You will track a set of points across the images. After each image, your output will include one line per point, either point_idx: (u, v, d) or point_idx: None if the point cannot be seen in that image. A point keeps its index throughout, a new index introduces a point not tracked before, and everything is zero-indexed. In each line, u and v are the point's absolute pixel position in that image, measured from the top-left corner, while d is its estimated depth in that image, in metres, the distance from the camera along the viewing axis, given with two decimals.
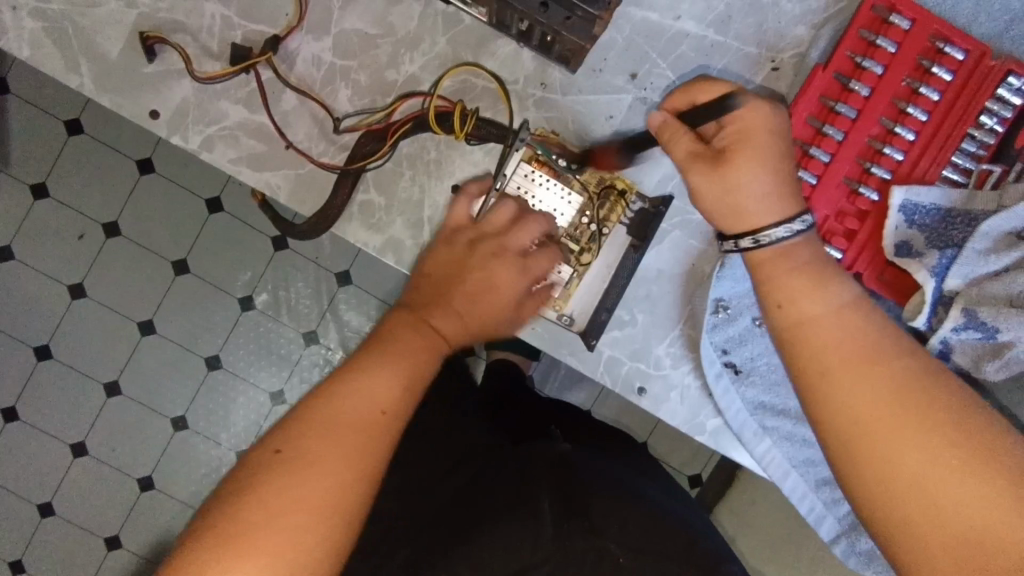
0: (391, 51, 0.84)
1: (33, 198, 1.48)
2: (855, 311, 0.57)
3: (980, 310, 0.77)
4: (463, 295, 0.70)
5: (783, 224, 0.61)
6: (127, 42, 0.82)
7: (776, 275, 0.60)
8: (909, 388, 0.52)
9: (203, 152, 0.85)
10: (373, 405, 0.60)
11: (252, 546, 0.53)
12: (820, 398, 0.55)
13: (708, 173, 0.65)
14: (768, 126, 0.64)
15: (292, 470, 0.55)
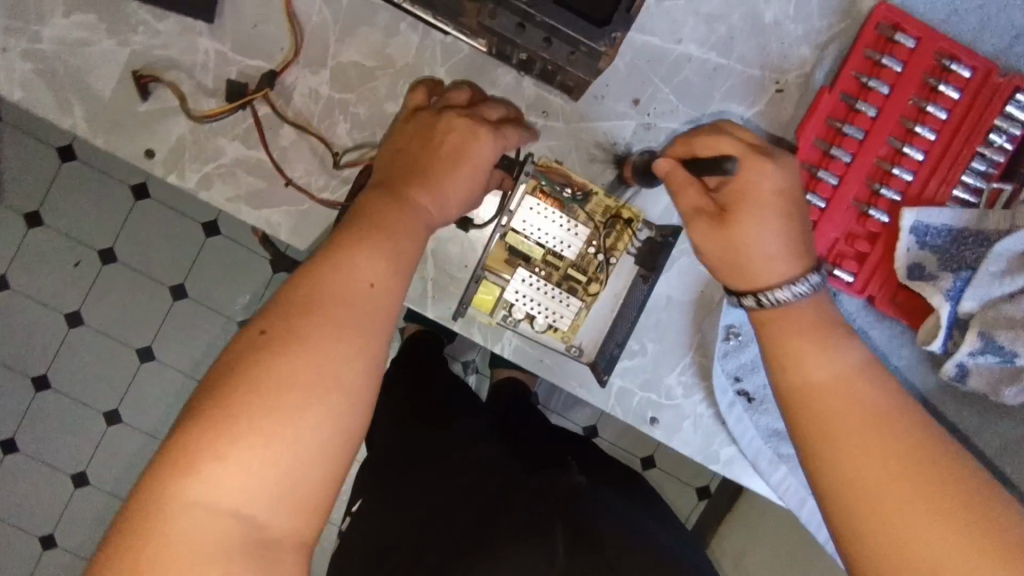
0: (390, 83, 0.83)
1: (28, 227, 1.46)
2: (864, 376, 0.56)
3: (996, 333, 0.76)
4: (439, 158, 0.66)
5: (788, 285, 0.60)
6: (120, 80, 0.81)
7: (783, 331, 0.60)
8: (923, 457, 0.50)
9: (201, 191, 0.84)
10: (363, 277, 0.55)
11: (244, 429, 0.47)
12: (826, 456, 0.53)
13: (710, 229, 0.63)
14: (768, 185, 0.62)
15: (282, 348, 0.50)
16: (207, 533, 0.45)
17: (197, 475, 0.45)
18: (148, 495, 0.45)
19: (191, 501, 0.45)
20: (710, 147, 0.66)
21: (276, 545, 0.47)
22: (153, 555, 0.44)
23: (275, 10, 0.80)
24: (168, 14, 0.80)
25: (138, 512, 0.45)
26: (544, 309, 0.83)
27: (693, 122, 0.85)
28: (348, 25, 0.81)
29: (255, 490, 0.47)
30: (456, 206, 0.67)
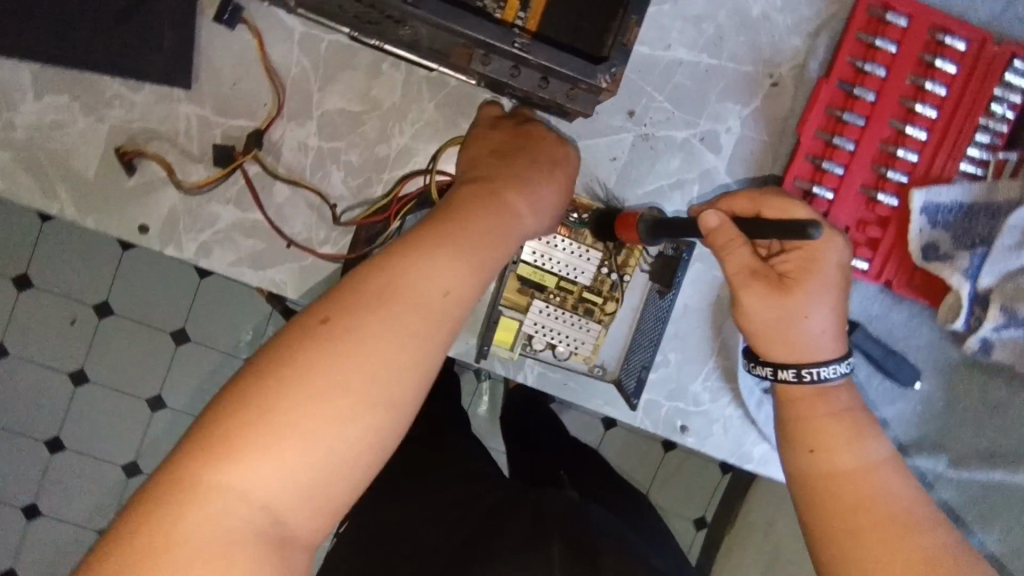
0: (379, 126, 0.81)
1: (17, 292, 1.41)
2: (888, 470, 0.61)
3: (1019, 306, 0.76)
4: (525, 158, 0.67)
5: (830, 363, 0.65)
6: (102, 158, 0.78)
7: (808, 412, 0.66)
8: (937, 561, 0.55)
9: (200, 259, 0.82)
10: (438, 286, 0.52)
11: (291, 428, 0.46)
12: (841, 534, 0.59)
13: (767, 294, 0.66)
14: (834, 261, 0.66)
15: (342, 347, 0.48)
16: (234, 520, 0.44)
17: (236, 459, 0.44)
18: (186, 463, 0.45)
19: (225, 483, 0.44)
20: (780, 210, 0.65)
21: (292, 546, 0.47)
22: (180, 526, 0.43)
23: (253, 67, 0.78)
24: (144, 84, 0.77)
25: (175, 475, 0.44)
26: (565, 336, 0.82)
27: (691, 127, 0.84)
28: (329, 71, 0.79)
29: (287, 490, 0.46)
30: (548, 208, 0.66)
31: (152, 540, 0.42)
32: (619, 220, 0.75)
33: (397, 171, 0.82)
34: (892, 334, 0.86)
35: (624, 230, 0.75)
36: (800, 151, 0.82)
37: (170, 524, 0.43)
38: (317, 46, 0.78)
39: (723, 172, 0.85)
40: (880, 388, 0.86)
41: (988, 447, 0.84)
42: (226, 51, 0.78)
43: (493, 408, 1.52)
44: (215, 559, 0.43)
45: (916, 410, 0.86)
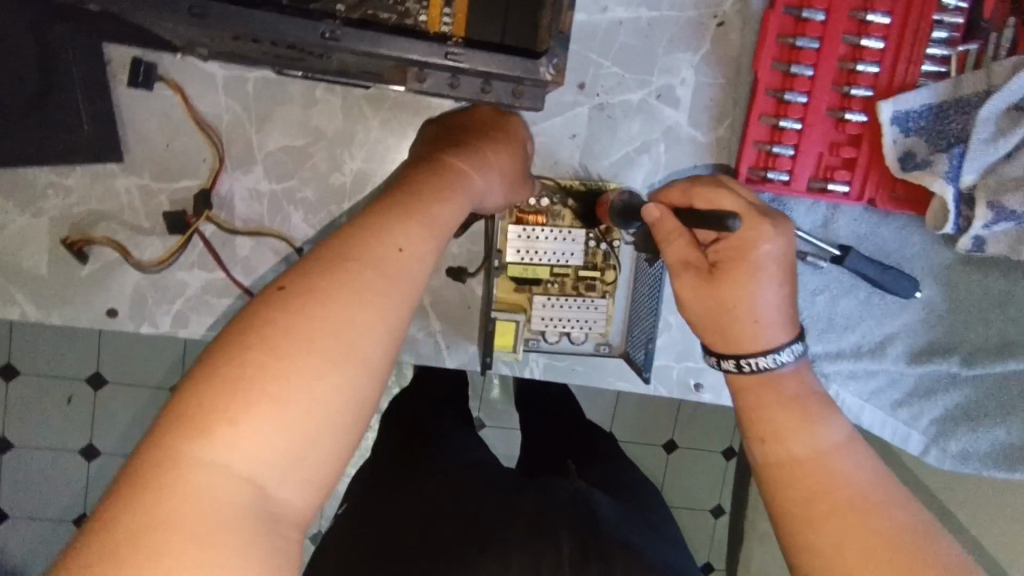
0: (328, 155, 0.77)
1: (5, 382, 1.38)
2: (843, 454, 0.52)
3: (1006, 200, 0.73)
4: (472, 135, 0.64)
5: (772, 352, 0.56)
6: (52, 251, 0.75)
7: (763, 403, 0.56)
8: (895, 545, 0.47)
9: (179, 330, 0.79)
10: (391, 240, 0.45)
11: (262, 392, 0.38)
12: (831, 561, 0.48)
13: (698, 286, 0.59)
14: (770, 248, 0.57)
15: (306, 305, 0.41)
16: (217, 498, 0.36)
17: (211, 431, 0.37)
18: (157, 444, 0.37)
19: (201, 459, 0.36)
20: (709, 200, 0.59)
21: (285, 525, 0.38)
22: (161, 511, 0.35)
23: (183, 124, 0.74)
24: (73, 167, 0.73)
25: (147, 457, 0.37)
26: (576, 320, 0.82)
27: (644, 87, 0.81)
28: (262, 110, 0.75)
29: (270, 460, 0.38)
30: (497, 180, 0.62)
31: (127, 532, 0.34)
32: (599, 205, 0.76)
33: (357, 198, 0.78)
34: (883, 250, 0.86)
35: (603, 216, 0.76)
36: (759, 88, 0.79)
37: (146, 511, 0.35)
38: (243, 87, 0.74)
39: (687, 126, 0.82)
40: (881, 304, 0.87)
41: (999, 341, 0.84)
42: (150, 113, 0.73)
43: (505, 390, 1.53)
44: (201, 543, 0.35)
45: (920, 317, 0.87)
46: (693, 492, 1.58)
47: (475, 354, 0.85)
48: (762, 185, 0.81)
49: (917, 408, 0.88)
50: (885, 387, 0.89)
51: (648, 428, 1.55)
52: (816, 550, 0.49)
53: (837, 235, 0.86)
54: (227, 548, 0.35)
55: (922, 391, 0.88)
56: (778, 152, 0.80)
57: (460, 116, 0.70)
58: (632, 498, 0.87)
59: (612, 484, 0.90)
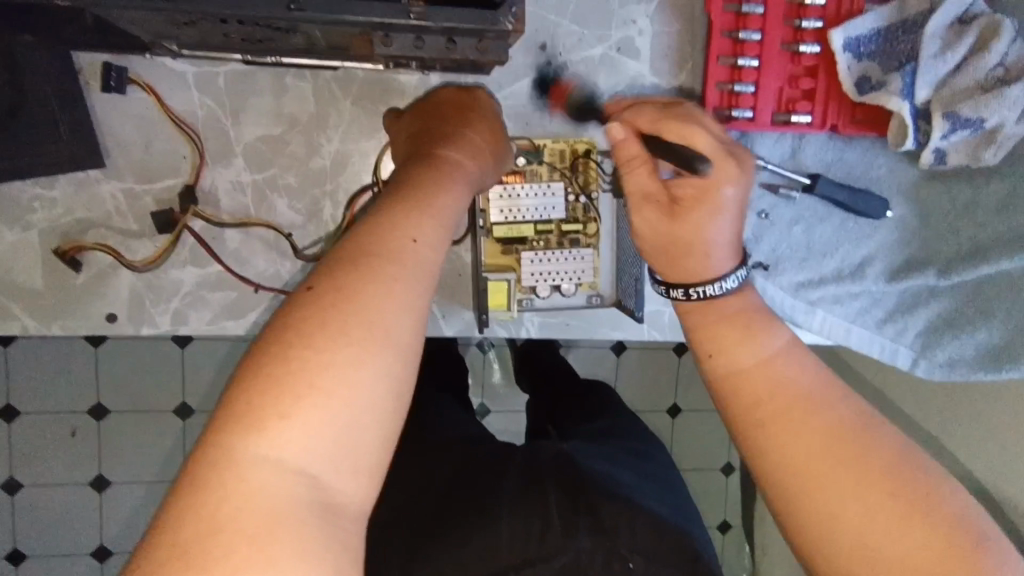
0: (305, 140, 0.79)
1: (8, 423, 1.38)
2: (784, 359, 0.52)
3: (960, 108, 0.77)
4: (450, 124, 0.67)
5: (718, 280, 0.58)
6: (44, 264, 0.76)
7: (704, 321, 0.58)
8: (842, 432, 0.47)
9: (178, 327, 0.81)
10: (403, 233, 0.47)
11: (308, 386, 0.40)
12: (787, 467, 0.47)
13: (660, 218, 0.62)
14: (731, 189, 0.60)
15: (332, 303, 0.43)
16: (276, 494, 0.39)
17: (264, 428, 0.39)
18: (213, 444, 0.39)
19: (258, 458, 0.39)
20: (680, 132, 0.61)
21: (342, 513, 0.41)
22: (221, 509, 0.38)
23: (159, 124, 0.76)
24: (56, 177, 0.75)
25: (205, 459, 0.39)
26: (565, 272, 0.84)
27: (604, 42, 0.83)
28: (235, 103, 0.76)
29: (322, 452, 0.40)
30: (487, 158, 0.66)
31: (191, 533, 0.37)
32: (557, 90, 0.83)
33: (339, 179, 0.80)
34: (853, 175, 0.88)
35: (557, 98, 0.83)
36: (713, 29, 0.82)
37: (209, 509, 0.38)
38: (213, 82, 0.75)
39: (649, 75, 0.85)
40: (857, 227, 0.90)
41: (970, 248, 0.87)
42: (126, 117, 0.75)
43: (506, 374, 1.56)
44: (261, 540, 0.38)
45: (894, 236, 0.90)
46: (702, 453, 1.61)
47: (471, 320, 0.87)
48: (727, 124, 0.83)
49: (902, 325, 0.91)
50: (868, 307, 0.92)
51: (649, 395, 1.58)
52: (765, 452, 0.49)
53: (806, 164, 0.88)
54: (285, 544, 0.38)
55: (903, 307, 0.91)
56: (738, 90, 0.82)
57: (426, 104, 0.74)
58: (630, 447, 0.89)
59: (616, 434, 0.92)
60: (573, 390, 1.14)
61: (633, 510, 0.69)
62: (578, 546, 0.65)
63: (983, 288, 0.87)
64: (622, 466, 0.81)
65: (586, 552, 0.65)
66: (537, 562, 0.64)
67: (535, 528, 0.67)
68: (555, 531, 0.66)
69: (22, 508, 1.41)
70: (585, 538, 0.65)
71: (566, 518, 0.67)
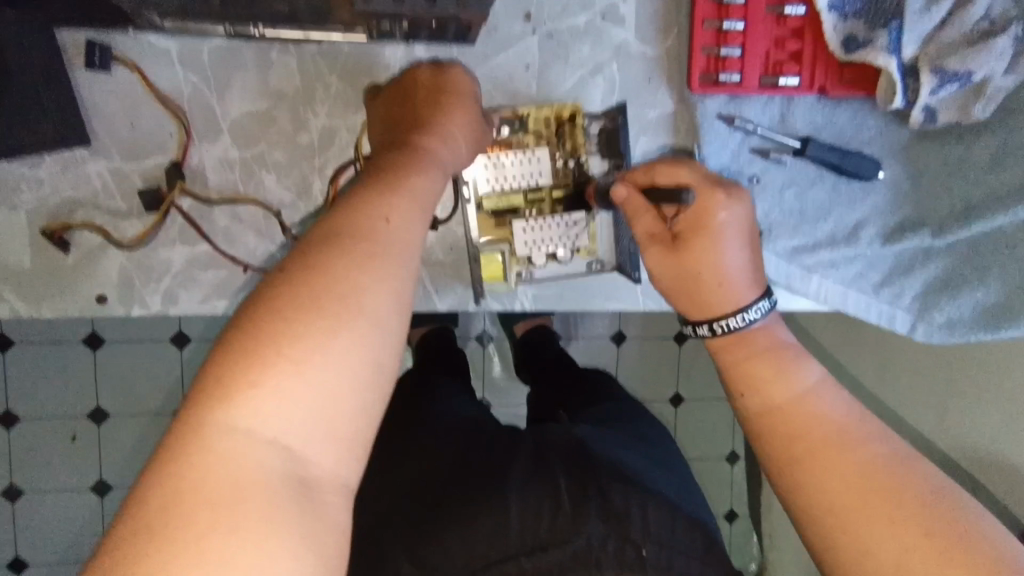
0: (292, 115, 0.78)
1: (7, 430, 1.37)
2: (818, 397, 0.58)
3: (947, 62, 0.77)
4: (424, 108, 0.67)
5: (741, 312, 0.66)
6: (33, 246, 0.76)
7: (738, 355, 0.64)
8: (875, 467, 0.51)
9: (170, 308, 0.81)
10: (378, 214, 0.47)
11: (278, 355, 0.39)
12: (819, 499, 0.52)
13: (666, 255, 0.70)
14: (727, 215, 0.68)
15: (302, 277, 0.42)
16: (247, 464, 0.38)
17: (234, 397, 0.39)
18: (186, 415, 0.39)
19: (228, 428, 0.38)
20: (670, 175, 0.72)
21: (320, 487, 0.40)
22: (190, 480, 0.37)
23: (145, 102, 0.76)
24: (43, 156, 0.74)
25: (178, 429, 0.39)
26: (558, 239, 0.85)
27: (589, 10, 0.83)
28: (221, 79, 0.76)
29: (295, 422, 0.39)
30: (461, 140, 0.66)
31: (159, 504, 0.36)
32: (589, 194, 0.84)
33: (326, 155, 0.80)
34: (843, 137, 0.88)
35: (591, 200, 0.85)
36: None
37: (180, 477, 0.37)
38: (198, 58, 0.75)
39: (635, 43, 0.84)
40: (848, 190, 0.89)
41: (965, 207, 0.85)
42: (112, 95, 0.75)
43: (506, 367, 1.55)
44: (223, 511, 0.37)
45: (887, 198, 0.89)
46: (706, 442, 1.60)
47: (464, 293, 0.87)
48: (715, 88, 0.83)
49: (898, 287, 0.91)
50: (865, 271, 0.91)
51: (652, 384, 1.57)
52: (803, 487, 0.54)
53: (796, 128, 0.87)
54: (251, 511, 0.37)
55: (901, 269, 0.90)
56: (725, 53, 0.82)
57: (399, 83, 0.73)
58: (632, 429, 0.86)
59: (622, 413, 0.91)
60: (569, 380, 1.13)
61: (645, 493, 0.67)
62: (589, 529, 0.63)
63: (977, 246, 0.87)
64: (623, 447, 0.78)
65: (599, 537, 0.63)
66: (550, 547, 0.63)
67: (545, 513, 0.66)
68: (564, 515, 0.65)
69: (23, 515, 1.40)
70: (597, 523, 0.64)
71: (577, 500, 0.66)
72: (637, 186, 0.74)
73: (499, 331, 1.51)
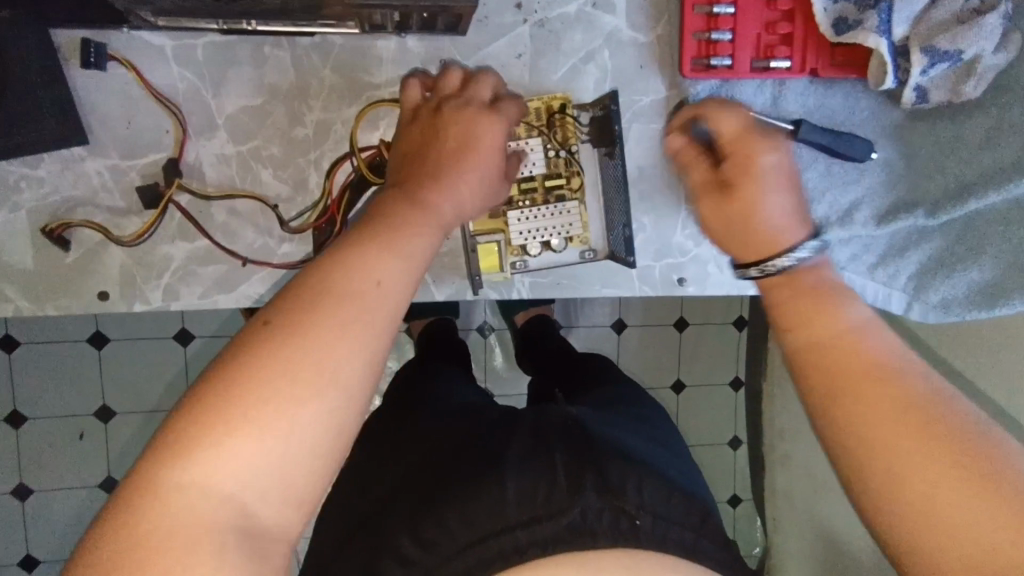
0: (287, 110, 0.79)
1: (16, 429, 1.39)
2: (869, 331, 0.50)
3: (937, 41, 0.76)
4: (439, 141, 0.67)
5: (789, 251, 0.57)
6: (34, 245, 0.77)
7: (782, 295, 0.56)
8: (928, 402, 0.46)
9: (171, 303, 0.81)
10: (370, 274, 0.48)
11: (245, 418, 0.41)
12: (862, 443, 0.46)
13: (719, 203, 0.62)
14: (771, 157, 0.61)
15: (283, 339, 0.44)
16: (201, 514, 0.40)
17: (194, 454, 0.40)
18: (146, 464, 0.41)
19: (183, 485, 0.40)
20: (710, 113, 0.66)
21: (267, 537, 0.42)
22: (147, 526, 0.39)
23: (141, 99, 0.76)
24: (42, 156, 0.75)
25: (136, 477, 0.41)
26: (554, 228, 0.85)
27: None
28: (216, 75, 0.77)
29: (254, 480, 0.41)
30: (473, 177, 0.66)
31: (116, 549, 0.38)
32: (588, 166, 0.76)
33: (321, 148, 0.80)
34: (835, 119, 0.88)
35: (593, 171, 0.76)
36: None
37: (138, 522, 0.39)
38: (192, 55, 0.76)
39: (626, 30, 0.85)
40: (842, 172, 0.90)
41: (958, 185, 0.85)
42: (108, 94, 0.76)
43: (508, 357, 1.56)
44: (175, 557, 0.39)
45: (882, 178, 0.90)
46: (707, 427, 1.61)
47: (462, 284, 0.88)
48: (706, 73, 0.83)
49: (893, 269, 0.92)
50: (860, 253, 0.92)
51: (653, 371, 1.58)
52: (839, 429, 0.47)
53: (788, 111, 0.88)
54: (206, 556, 0.39)
55: (896, 249, 0.91)
56: (716, 38, 0.82)
57: (405, 116, 0.72)
58: (631, 411, 0.87)
59: (622, 398, 0.90)
60: (569, 367, 1.14)
61: (641, 472, 0.67)
62: (585, 503, 0.63)
63: (971, 224, 0.87)
64: (623, 428, 0.79)
65: (595, 509, 0.62)
66: (544, 519, 0.62)
67: (542, 491, 0.65)
68: (561, 491, 0.65)
69: (33, 513, 1.42)
70: (593, 496, 0.63)
71: (573, 478, 0.66)
72: (686, 127, 0.69)
73: (501, 322, 1.51)
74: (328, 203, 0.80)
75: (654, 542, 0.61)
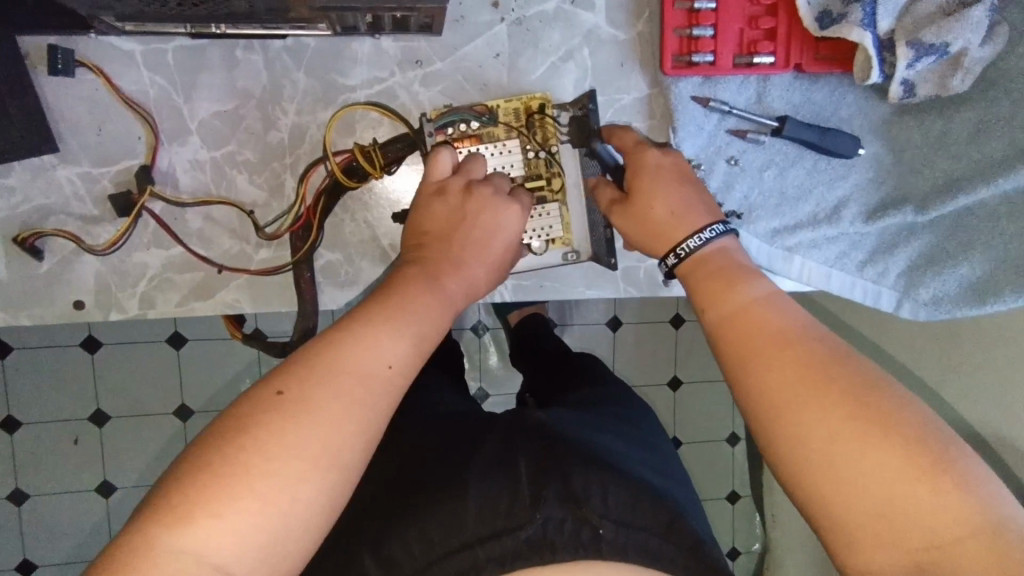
0: (261, 114, 0.78)
1: (9, 435, 1.39)
2: (773, 303, 0.58)
3: (923, 35, 0.74)
4: (465, 243, 0.69)
5: (696, 233, 0.66)
6: (7, 255, 0.76)
7: (699, 276, 0.64)
8: (827, 363, 0.53)
9: (147, 312, 0.81)
10: (381, 358, 0.55)
11: (248, 489, 0.47)
12: (767, 396, 0.53)
13: (629, 212, 0.72)
14: (661, 158, 0.73)
15: (294, 414, 0.50)
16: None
17: (195, 522, 0.46)
18: (147, 528, 0.46)
19: (175, 549, 0.45)
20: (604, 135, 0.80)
21: None
22: None
23: (111, 105, 0.75)
24: (13, 164, 0.74)
25: (136, 538, 0.46)
26: (534, 231, 0.84)
27: None
28: (187, 80, 0.76)
29: (246, 548, 0.47)
30: (483, 261, 0.70)
31: None
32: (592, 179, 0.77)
33: (297, 153, 0.79)
34: (821, 115, 0.86)
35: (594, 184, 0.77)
36: None
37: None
38: (162, 59, 0.75)
39: (606, 27, 0.83)
40: (829, 168, 0.88)
41: (947, 180, 0.84)
42: (78, 101, 0.74)
43: (503, 357, 1.55)
44: None
45: (870, 175, 0.88)
46: (705, 425, 1.60)
47: None
48: (688, 70, 0.82)
49: (882, 266, 0.90)
50: (848, 250, 0.91)
51: (649, 369, 1.57)
52: (751, 384, 0.54)
53: (773, 108, 0.86)
54: None
55: (884, 246, 0.90)
56: (697, 34, 0.80)
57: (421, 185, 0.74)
58: (618, 412, 0.85)
59: (610, 399, 0.89)
60: (558, 366, 1.13)
61: (606, 472, 0.65)
62: (546, 514, 0.62)
63: (962, 221, 0.86)
64: (607, 431, 0.78)
65: (556, 520, 0.62)
66: (503, 534, 0.62)
67: (503, 502, 0.64)
68: (523, 501, 0.64)
69: (29, 518, 1.42)
70: (554, 507, 0.62)
71: (535, 486, 0.65)
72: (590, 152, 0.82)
73: (494, 322, 1.50)
74: (303, 207, 0.79)
75: (615, 551, 0.60)
